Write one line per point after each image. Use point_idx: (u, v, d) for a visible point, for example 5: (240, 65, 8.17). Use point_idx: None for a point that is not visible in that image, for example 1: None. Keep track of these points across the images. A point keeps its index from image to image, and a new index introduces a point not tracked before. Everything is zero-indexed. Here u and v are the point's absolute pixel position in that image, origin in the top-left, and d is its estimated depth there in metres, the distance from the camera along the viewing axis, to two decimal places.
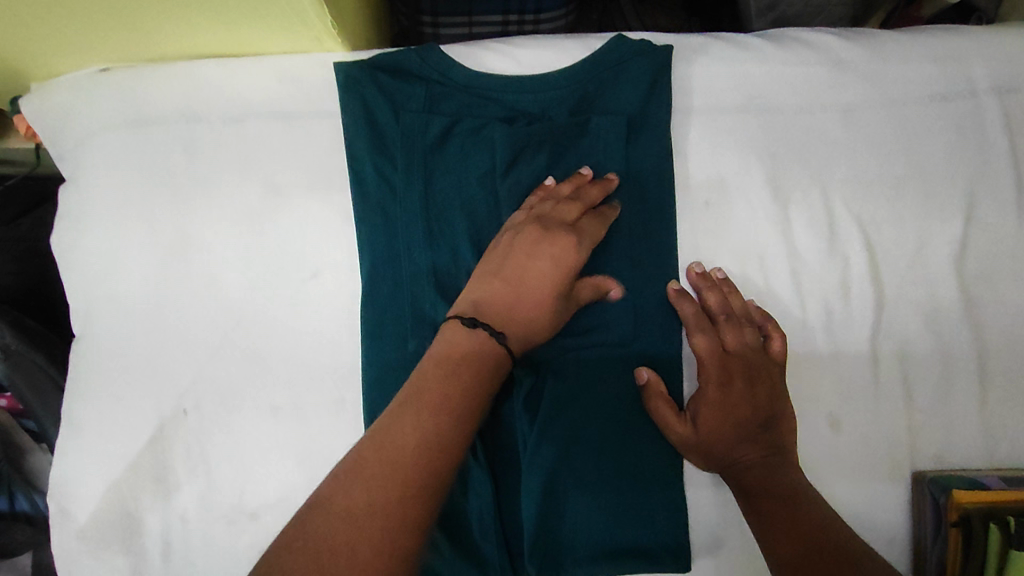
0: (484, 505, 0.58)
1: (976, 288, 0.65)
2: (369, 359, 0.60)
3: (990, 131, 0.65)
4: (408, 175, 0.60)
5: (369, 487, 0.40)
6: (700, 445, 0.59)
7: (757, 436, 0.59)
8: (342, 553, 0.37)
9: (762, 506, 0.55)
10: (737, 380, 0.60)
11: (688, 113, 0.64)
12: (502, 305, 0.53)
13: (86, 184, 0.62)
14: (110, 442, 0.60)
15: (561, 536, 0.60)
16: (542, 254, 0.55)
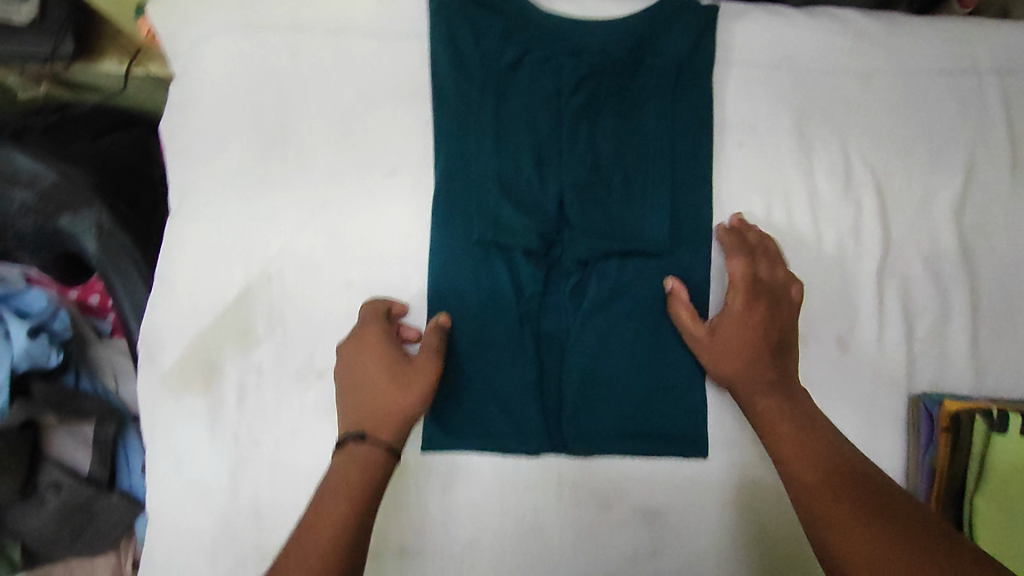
0: (532, 378, 0.69)
1: (972, 241, 0.73)
2: (438, 246, 0.68)
3: (993, 105, 0.74)
4: (483, 93, 0.68)
5: (346, 472, 0.56)
6: (722, 373, 0.65)
7: (770, 358, 0.64)
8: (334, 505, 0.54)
9: (776, 435, 0.59)
10: (760, 302, 0.66)
11: (729, 65, 0.73)
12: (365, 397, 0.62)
13: (194, 76, 0.70)
14: (200, 300, 0.68)
15: (594, 414, 0.70)
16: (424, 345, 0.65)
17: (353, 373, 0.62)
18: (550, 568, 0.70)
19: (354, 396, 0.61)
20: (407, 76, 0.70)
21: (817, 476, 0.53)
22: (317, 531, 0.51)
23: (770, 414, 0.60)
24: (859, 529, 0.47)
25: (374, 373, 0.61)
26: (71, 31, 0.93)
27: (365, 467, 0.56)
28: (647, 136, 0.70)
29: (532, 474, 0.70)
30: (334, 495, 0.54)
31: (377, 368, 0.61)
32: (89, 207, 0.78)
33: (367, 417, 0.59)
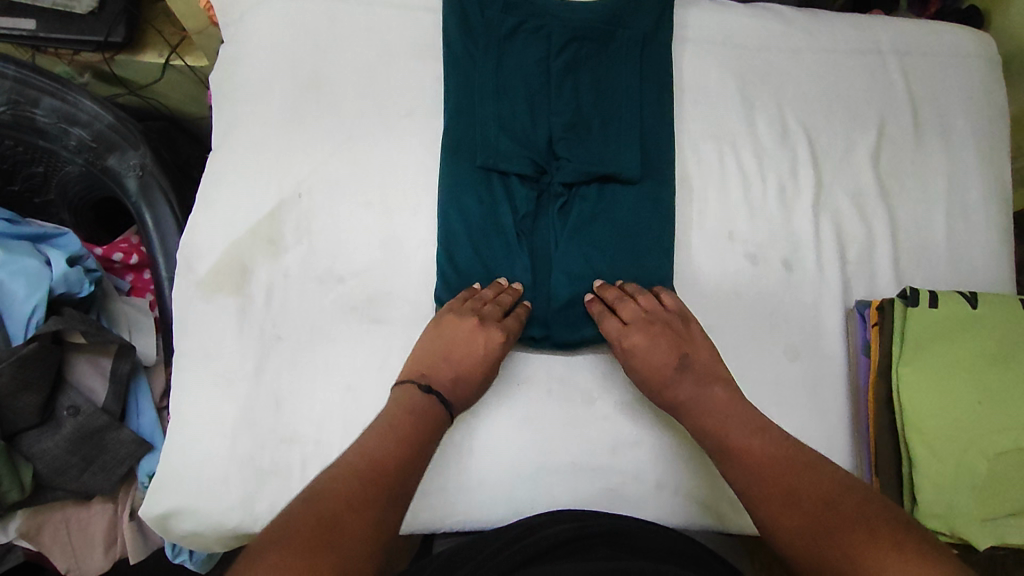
0: (524, 283, 0.79)
1: (888, 183, 0.89)
2: (447, 171, 0.80)
3: (894, 77, 0.92)
4: (486, 51, 0.83)
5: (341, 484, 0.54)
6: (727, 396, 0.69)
7: (699, 373, 0.71)
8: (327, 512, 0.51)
9: (762, 466, 0.61)
10: (656, 327, 0.72)
11: (683, 41, 0.90)
12: (445, 357, 0.70)
13: (246, 38, 0.85)
14: (235, 214, 0.78)
15: (581, 316, 0.79)
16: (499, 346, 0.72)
17: (444, 345, 0.71)
18: (545, 458, 0.75)
19: (438, 369, 0.70)
20: (423, 38, 0.85)
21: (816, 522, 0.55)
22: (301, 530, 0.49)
23: (737, 425, 0.65)
24: (829, 531, 0.54)
25: (462, 355, 0.70)
26: (123, 21, 1.07)
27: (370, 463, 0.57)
28: (619, 89, 0.85)
29: (527, 370, 0.78)
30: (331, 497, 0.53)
31: (462, 349, 0.70)
32: (135, 149, 0.89)
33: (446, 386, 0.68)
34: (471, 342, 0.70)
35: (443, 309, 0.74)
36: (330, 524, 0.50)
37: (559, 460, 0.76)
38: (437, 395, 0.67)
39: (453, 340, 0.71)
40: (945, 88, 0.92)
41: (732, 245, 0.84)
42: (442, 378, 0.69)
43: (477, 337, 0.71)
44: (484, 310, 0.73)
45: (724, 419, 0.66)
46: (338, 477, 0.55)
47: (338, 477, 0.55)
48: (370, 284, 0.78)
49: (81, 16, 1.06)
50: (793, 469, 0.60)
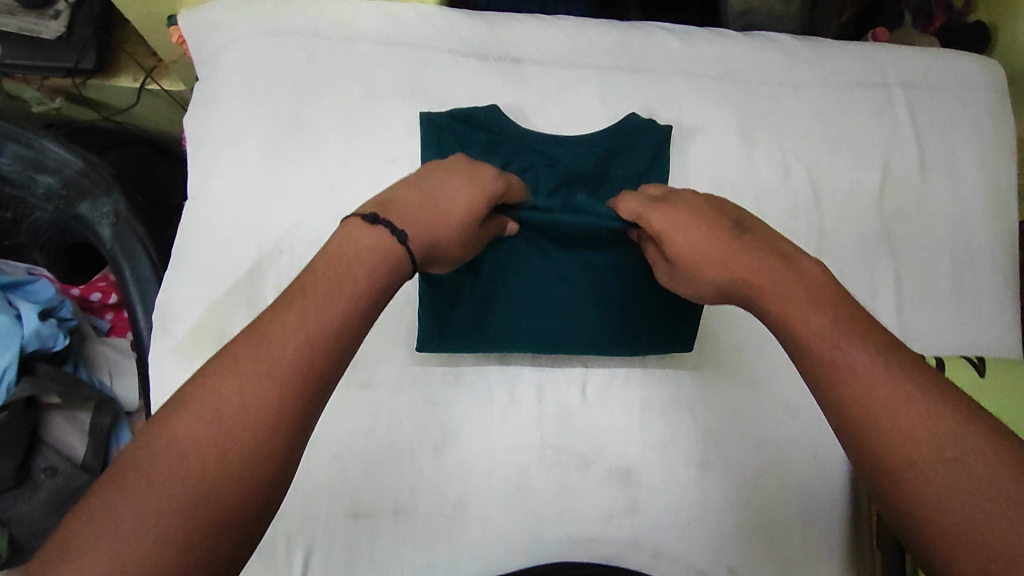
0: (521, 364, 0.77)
1: (892, 224, 0.86)
2: None
3: (899, 112, 0.88)
4: (487, 121, 0.79)
5: (242, 386, 0.38)
6: (734, 279, 0.53)
7: (739, 240, 0.54)
8: (212, 450, 0.36)
9: (835, 359, 0.44)
10: (692, 201, 0.58)
11: (680, 77, 0.86)
12: (411, 204, 0.52)
13: (220, 79, 0.80)
14: (214, 273, 0.75)
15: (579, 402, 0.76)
16: (462, 193, 0.56)
17: (426, 190, 0.55)
18: (537, 525, 0.73)
19: (421, 222, 0.52)
20: (407, 75, 0.81)
21: (872, 413, 0.42)
22: (201, 441, 0.36)
23: (843, 331, 0.46)
24: (905, 433, 0.40)
25: (432, 193, 0.54)
26: (93, 47, 1.01)
27: (268, 372, 0.39)
28: (627, 165, 0.80)
29: (522, 438, 0.74)
30: (204, 409, 0.37)
31: (435, 181, 0.56)
32: (108, 196, 0.85)
33: (416, 223, 0.51)
34: (455, 194, 0.55)
35: (438, 163, 0.59)
36: (261, 420, 0.38)
37: (551, 527, 0.74)
38: (388, 226, 0.49)
39: (433, 185, 0.55)
40: (952, 120, 0.89)
41: None
42: (404, 212, 0.51)
43: (466, 196, 0.55)
44: (479, 171, 0.59)
45: (766, 280, 0.51)
46: (226, 369, 0.38)
47: (220, 373, 0.38)
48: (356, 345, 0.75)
49: (49, 42, 1.00)
50: (863, 356, 0.44)
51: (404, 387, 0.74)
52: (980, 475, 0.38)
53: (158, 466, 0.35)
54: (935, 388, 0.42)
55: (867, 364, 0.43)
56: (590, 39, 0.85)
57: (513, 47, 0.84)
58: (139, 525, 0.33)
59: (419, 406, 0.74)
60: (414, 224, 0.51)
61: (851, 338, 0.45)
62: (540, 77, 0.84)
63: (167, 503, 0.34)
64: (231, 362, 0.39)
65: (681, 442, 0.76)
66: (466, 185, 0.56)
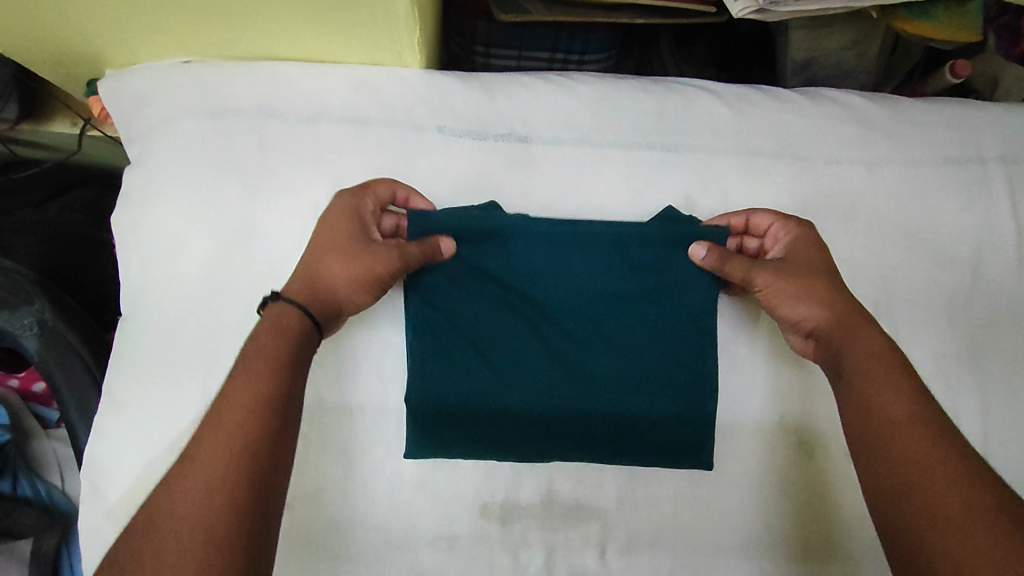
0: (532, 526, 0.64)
1: (981, 337, 0.70)
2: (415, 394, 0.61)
3: (995, 194, 0.71)
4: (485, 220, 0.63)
5: (218, 446, 0.44)
6: (835, 317, 0.57)
7: (838, 288, 0.59)
8: (201, 500, 0.42)
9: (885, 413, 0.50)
10: (813, 246, 0.61)
11: (726, 154, 0.69)
12: (316, 243, 0.58)
13: (153, 167, 0.64)
14: (151, 422, 0.61)
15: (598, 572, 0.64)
16: (355, 233, 0.58)
17: (315, 240, 0.58)
18: None
19: (318, 278, 0.56)
20: (386, 164, 0.65)
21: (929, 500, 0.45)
22: (198, 495, 0.42)
23: (875, 381, 0.52)
24: (939, 502, 0.45)
25: (335, 254, 0.57)
26: (15, 93, 0.85)
27: (250, 422, 0.46)
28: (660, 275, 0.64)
29: None
30: (203, 464, 0.44)
31: (333, 239, 0.57)
32: (30, 304, 0.72)
33: (302, 287, 0.55)
34: (332, 237, 0.57)
35: (344, 190, 0.60)
36: (218, 492, 0.42)
37: None
38: (293, 303, 0.54)
39: (324, 240, 0.57)
40: None
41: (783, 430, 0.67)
42: (304, 284, 0.55)
43: (353, 244, 0.57)
44: (364, 200, 0.60)
45: (861, 335, 0.56)
46: (229, 402, 0.46)
47: (212, 434, 0.45)
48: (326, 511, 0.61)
49: None
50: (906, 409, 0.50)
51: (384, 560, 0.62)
52: (947, 493, 0.45)
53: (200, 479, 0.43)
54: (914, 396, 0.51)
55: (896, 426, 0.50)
56: (616, 109, 0.68)
57: (520, 121, 0.67)
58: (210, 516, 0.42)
59: None
60: (304, 277, 0.56)
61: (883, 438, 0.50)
62: (552, 159, 0.67)
63: (205, 538, 0.41)
64: (209, 435, 0.45)
65: None
66: (343, 225, 0.58)
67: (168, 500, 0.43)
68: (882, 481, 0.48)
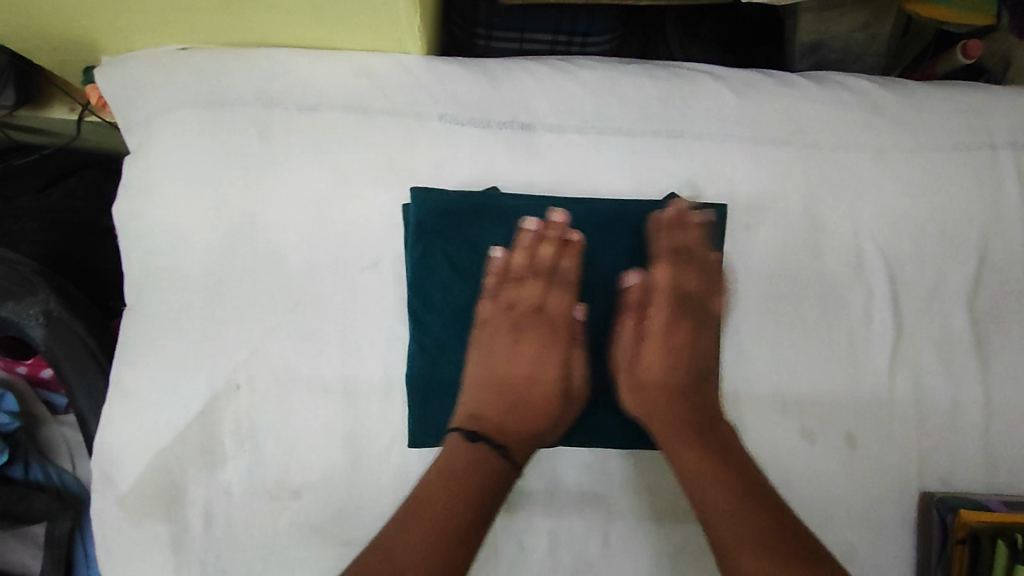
0: (535, 512, 0.64)
1: (985, 324, 0.70)
2: (419, 378, 0.62)
3: (1005, 180, 0.70)
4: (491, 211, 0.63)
5: (450, 506, 0.53)
6: (663, 398, 0.61)
7: (688, 362, 0.62)
8: (411, 544, 0.50)
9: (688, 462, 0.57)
10: (676, 306, 0.63)
11: (731, 141, 0.68)
12: (501, 375, 0.61)
13: (153, 156, 0.64)
14: (158, 412, 0.61)
15: (600, 559, 0.64)
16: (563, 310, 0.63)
17: (489, 365, 0.61)
18: None
19: (480, 394, 0.61)
20: (388, 154, 0.64)
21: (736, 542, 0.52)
22: (408, 547, 0.50)
23: (673, 420, 0.59)
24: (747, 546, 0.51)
25: (534, 387, 0.61)
26: (11, 81, 0.83)
27: (445, 491, 0.54)
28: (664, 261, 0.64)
29: None
30: (413, 533, 0.51)
31: (527, 369, 0.61)
32: (34, 294, 0.72)
33: (515, 422, 0.59)
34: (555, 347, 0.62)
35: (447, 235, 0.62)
36: (451, 536, 0.51)
37: None
38: (488, 440, 0.57)
39: (529, 372, 0.61)
40: None
41: (785, 417, 0.67)
42: (491, 411, 0.60)
43: (526, 347, 0.62)
44: (517, 267, 0.63)
45: (671, 402, 0.60)
46: (445, 480, 0.55)
47: (429, 507, 0.53)
48: (332, 500, 0.62)
49: None
50: (690, 464, 0.57)
51: None
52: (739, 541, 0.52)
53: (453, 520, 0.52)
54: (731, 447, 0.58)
55: (702, 493, 0.55)
56: (621, 96, 0.67)
57: (524, 110, 0.66)
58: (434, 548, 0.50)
59: None
60: (544, 392, 0.60)
61: (704, 483, 0.55)
62: (556, 148, 0.66)
63: None
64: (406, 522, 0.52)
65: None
66: (507, 320, 0.62)
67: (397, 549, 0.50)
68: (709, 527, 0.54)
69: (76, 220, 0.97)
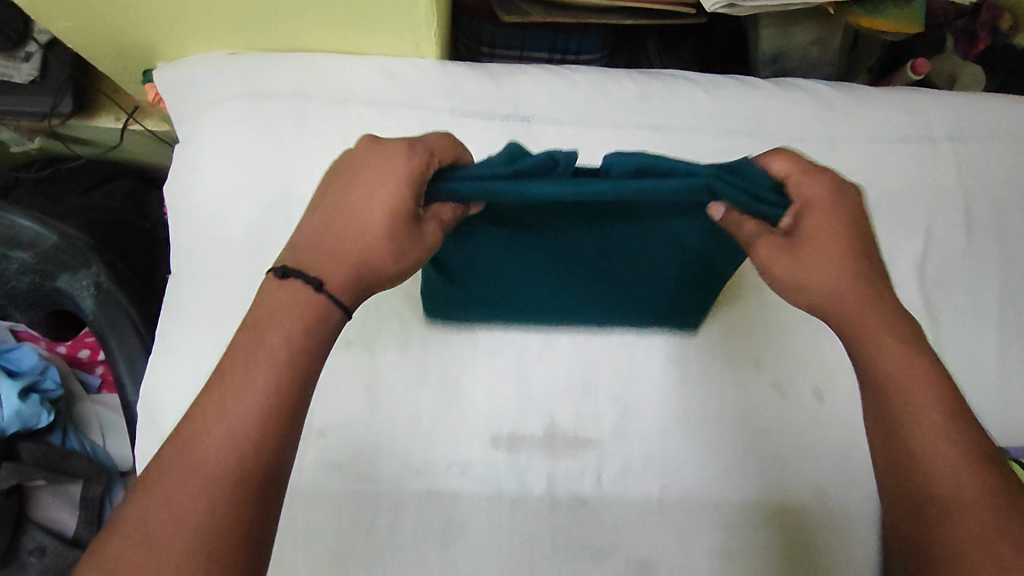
0: (536, 452, 0.71)
1: (935, 292, 0.79)
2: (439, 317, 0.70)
3: (943, 168, 0.81)
4: None
5: (225, 423, 0.44)
6: (856, 307, 0.56)
7: (878, 297, 0.56)
8: (187, 451, 0.44)
9: (910, 402, 0.52)
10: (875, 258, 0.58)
11: (704, 132, 0.78)
12: (325, 229, 0.53)
13: (201, 141, 0.74)
14: (200, 359, 0.69)
15: (593, 496, 0.71)
16: (379, 176, 0.52)
17: (336, 203, 0.54)
18: None
19: (327, 222, 0.53)
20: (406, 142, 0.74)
21: (977, 493, 0.48)
22: (185, 451, 0.43)
23: (883, 340, 0.54)
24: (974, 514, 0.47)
25: (347, 224, 0.53)
26: (70, 90, 0.94)
27: (237, 372, 0.46)
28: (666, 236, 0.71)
29: (530, 530, 0.70)
30: (200, 430, 0.44)
31: (345, 233, 0.53)
32: (88, 267, 0.82)
33: (342, 244, 0.53)
34: (374, 210, 0.52)
35: (370, 145, 0.55)
36: (230, 451, 0.43)
37: None
38: (297, 277, 0.51)
39: (347, 209, 0.53)
40: (1002, 177, 0.82)
41: (757, 374, 0.75)
42: (337, 271, 0.52)
43: (365, 226, 0.52)
44: (366, 153, 0.54)
45: (866, 319, 0.55)
46: (228, 382, 0.46)
47: (211, 400, 0.45)
48: (353, 439, 0.70)
49: (21, 85, 0.93)
50: (925, 390, 0.52)
51: (405, 480, 0.69)
52: (967, 495, 0.48)
53: (235, 420, 0.44)
54: (971, 424, 0.51)
55: (935, 451, 0.50)
56: (607, 94, 0.78)
57: (523, 104, 0.77)
58: (207, 495, 0.42)
59: (423, 499, 0.69)
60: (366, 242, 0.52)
61: (922, 412, 0.51)
62: (551, 137, 0.76)
63: (204, 502, 0.42)
64: (194, 430, 0.44)
65: (703, 531, 0.71)
66: (325, 207, 0.54)
67: (173, 460, 0.43)
68: (924, 491, 0.49)
69: (117, 217, 1.06)
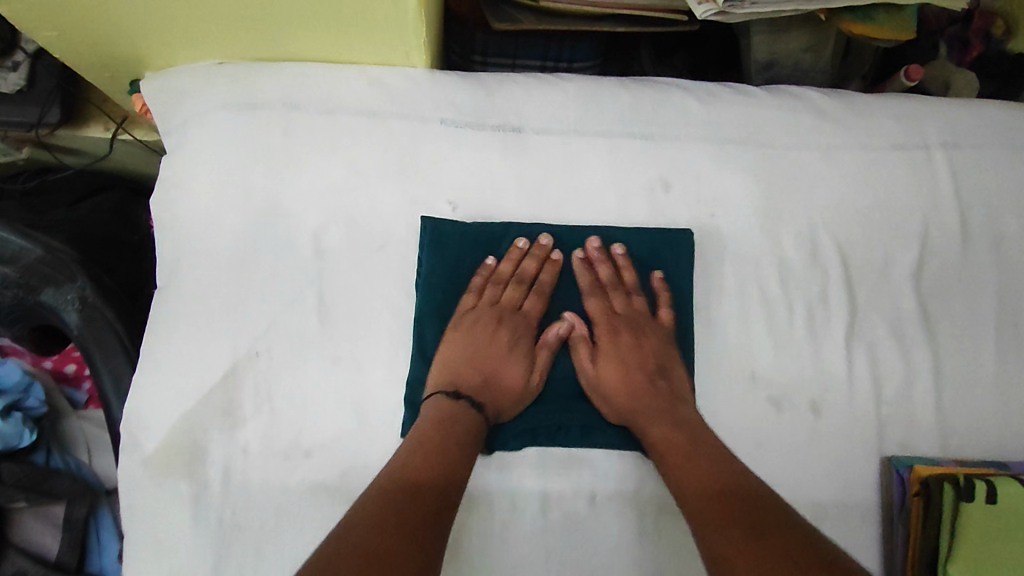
0: (529, 470, 0.70)
1: (931, 304, 0.78)
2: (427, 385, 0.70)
3: (939, 177, 0.80)
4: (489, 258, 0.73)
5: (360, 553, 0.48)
6: (657, 450, 0.66)
7: (669, 420, 0.67)
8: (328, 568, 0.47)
9: (683, 484, 0.62)
10: (652, 334, 0.73)
11: (698, 142, 0.77)
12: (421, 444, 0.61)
13: (188, 153, 0.72)
14: (185, 377, 0.67)
15: (586, 515, 0.69)
16: (499, 333, 0.71)
17: (386, 492, 0.56)
18: None
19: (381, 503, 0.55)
20: (395, 154, 0.73)
21: (725, 522, 0.56)
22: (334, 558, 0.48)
23: (671, 465, 0.64)
24: (713, 526, 0.56)
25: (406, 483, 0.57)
26: (57, 100, 0.93)
27: (374, 516, 0.53)
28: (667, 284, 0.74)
29: (523, 552, 0.68)
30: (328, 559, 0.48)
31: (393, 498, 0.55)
32: (73, 281, 0.80)
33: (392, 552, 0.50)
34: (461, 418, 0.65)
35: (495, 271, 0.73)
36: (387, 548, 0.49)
37: None
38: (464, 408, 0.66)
39: (388, 497, 0.55)
40: (999, 187, 0.80)
41: (754, 387, 0.74)
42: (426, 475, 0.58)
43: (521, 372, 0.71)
44: (510, 273, 0.73)
45: (673, 464, 0.64)
46: (362, 515, 0.53)
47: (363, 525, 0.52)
48: (341, 459, 0.67)
49: (8, 95, 0.91)
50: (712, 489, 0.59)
51: None
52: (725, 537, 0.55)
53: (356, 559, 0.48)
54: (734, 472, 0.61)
55: (690, 493, 0.60)
56: (599, 103, 0.77)
57: (514, 114, 0.76)
58: None
59: None
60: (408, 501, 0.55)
61: (687, 485, 0.61)
62: (542, 147, 0.75)
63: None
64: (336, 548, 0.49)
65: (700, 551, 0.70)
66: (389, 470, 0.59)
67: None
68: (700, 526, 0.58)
69: (104, 229, 1.05)
